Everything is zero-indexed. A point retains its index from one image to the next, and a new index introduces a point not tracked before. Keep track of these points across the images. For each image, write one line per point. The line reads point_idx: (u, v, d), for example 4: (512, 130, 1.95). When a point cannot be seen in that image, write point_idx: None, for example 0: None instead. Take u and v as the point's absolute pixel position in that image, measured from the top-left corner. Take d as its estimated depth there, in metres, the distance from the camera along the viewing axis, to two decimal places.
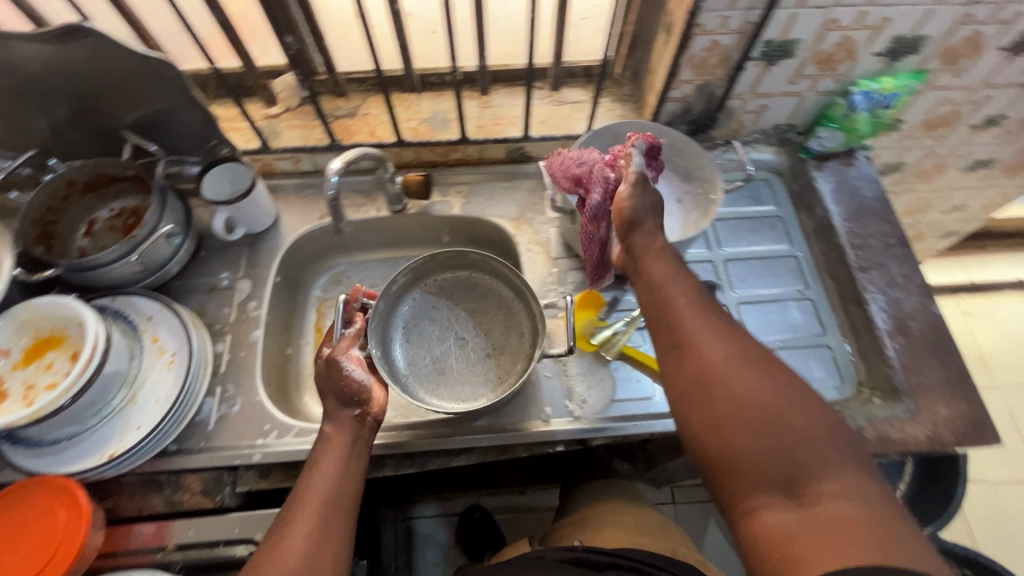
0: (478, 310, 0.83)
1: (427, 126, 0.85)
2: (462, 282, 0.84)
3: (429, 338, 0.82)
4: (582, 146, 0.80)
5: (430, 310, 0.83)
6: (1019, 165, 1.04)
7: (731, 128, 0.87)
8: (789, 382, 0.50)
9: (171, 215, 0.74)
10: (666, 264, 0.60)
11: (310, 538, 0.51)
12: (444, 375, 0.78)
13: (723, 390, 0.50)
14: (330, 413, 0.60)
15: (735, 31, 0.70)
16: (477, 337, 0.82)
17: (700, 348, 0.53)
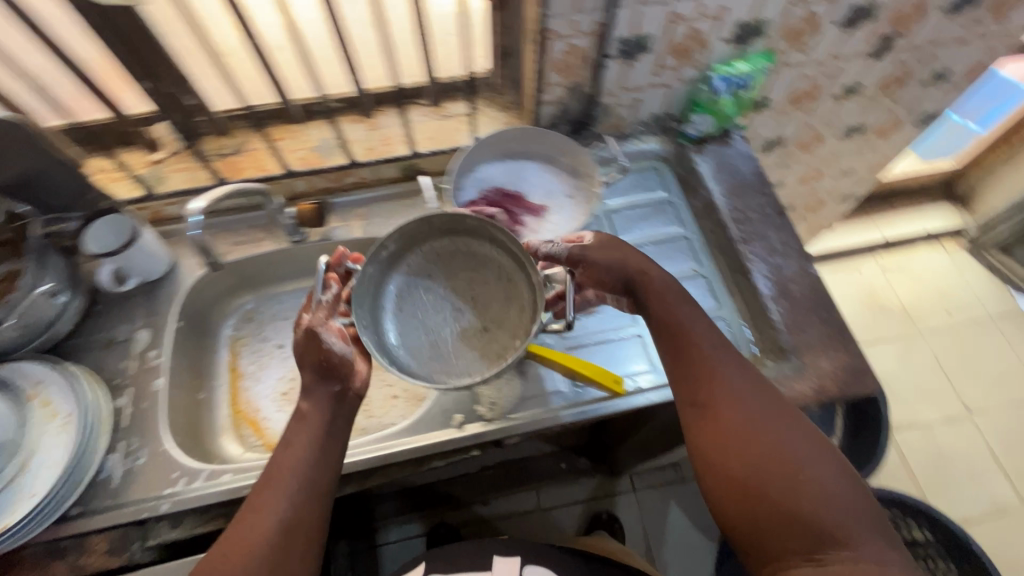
0: (477, 280, 0.74)
1: (315, 154, 0.86)
2: (458, 252, 0.76)
3: (424, 311, 0.74)
4: (469, 157, 0.83)
5: (426, 281, 0.75)
6: (889, 127, 1.13)
7: (611, 123, 0.91)
8: (811, 442, 0.54)
9: (52, 274, 0.73)
10: (686, 316, 0.64)
11: (283, 515, 0.54)
12: (436, 353, 0.72)
13: (744, 447, 0.54)
14: (308, 388, 0.61)
15: (587, 33, 0.74)
16: (475, 309, 0.73)
17: (720, 407, 0.57)
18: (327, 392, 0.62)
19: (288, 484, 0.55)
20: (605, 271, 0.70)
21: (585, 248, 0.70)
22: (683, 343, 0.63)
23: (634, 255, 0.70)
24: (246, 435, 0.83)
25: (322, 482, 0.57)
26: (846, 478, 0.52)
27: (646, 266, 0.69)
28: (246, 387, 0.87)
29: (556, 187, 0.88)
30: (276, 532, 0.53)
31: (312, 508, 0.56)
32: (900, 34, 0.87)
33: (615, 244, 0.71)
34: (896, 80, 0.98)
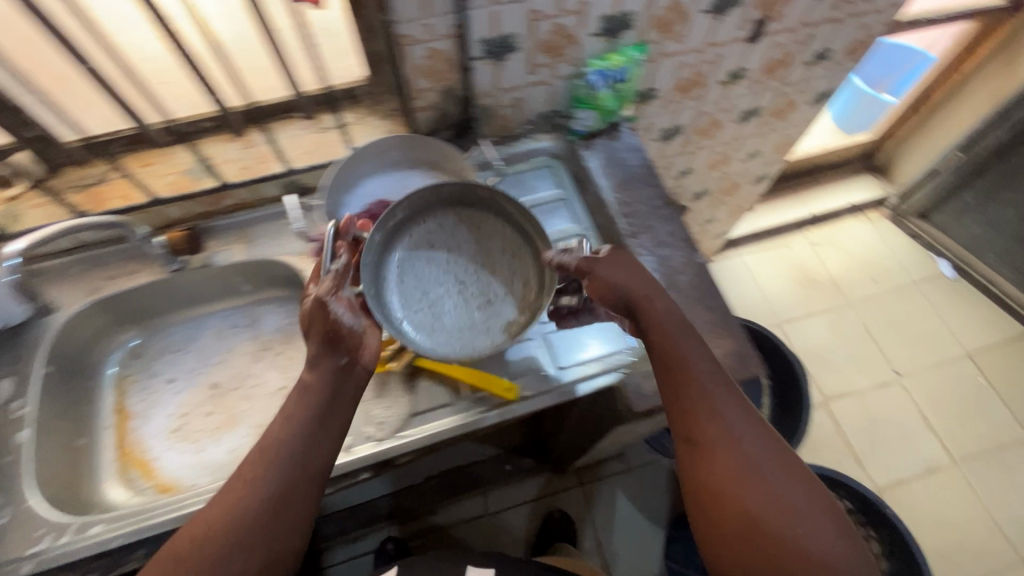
0: (477, 255, 0.74)
1: (186, 178, 0.83)
2: (462, 224, 0.74)
3: (426, 281, 0.72)
4: (344, 167, 0.79)
5: (427, 252, 0.73)
6: (784, 108, 1.15)
7: (497, 125, 0.90)
8: (805, 490, 0.55)
9: None
10: (678, 350, 0.63)
11: (270, 495, 0.52)
12: (436, 327, 0.70)
13: (736, 495, 0.55)
14: (317, 356, 0.60)
15: (446, 36, 0.72)
16: (478, 281, 0.73)
17: (717, 451, 0.57)
18: (333, 365, 0.60)
19: (279, 464, 0.53)
20: (616, 290, 0.66)
21: (600, 265, 0.67)
22: (682, 381, 0.61)
23: (643, 280, 0.67)
24: (134, 479, 0.79)
25: (312, 462, 0.55)
26: (838, 530, 0.53)
27: (651, 294, 0.66)
28: (134, 428, 0.83)
29: None
30: (262, 514, 0.51)
31: (301, 491, 0.54)
32: (772, 18, 0.88)
33: (632, 265, 0.68)
34: (779, 63, 1.00)
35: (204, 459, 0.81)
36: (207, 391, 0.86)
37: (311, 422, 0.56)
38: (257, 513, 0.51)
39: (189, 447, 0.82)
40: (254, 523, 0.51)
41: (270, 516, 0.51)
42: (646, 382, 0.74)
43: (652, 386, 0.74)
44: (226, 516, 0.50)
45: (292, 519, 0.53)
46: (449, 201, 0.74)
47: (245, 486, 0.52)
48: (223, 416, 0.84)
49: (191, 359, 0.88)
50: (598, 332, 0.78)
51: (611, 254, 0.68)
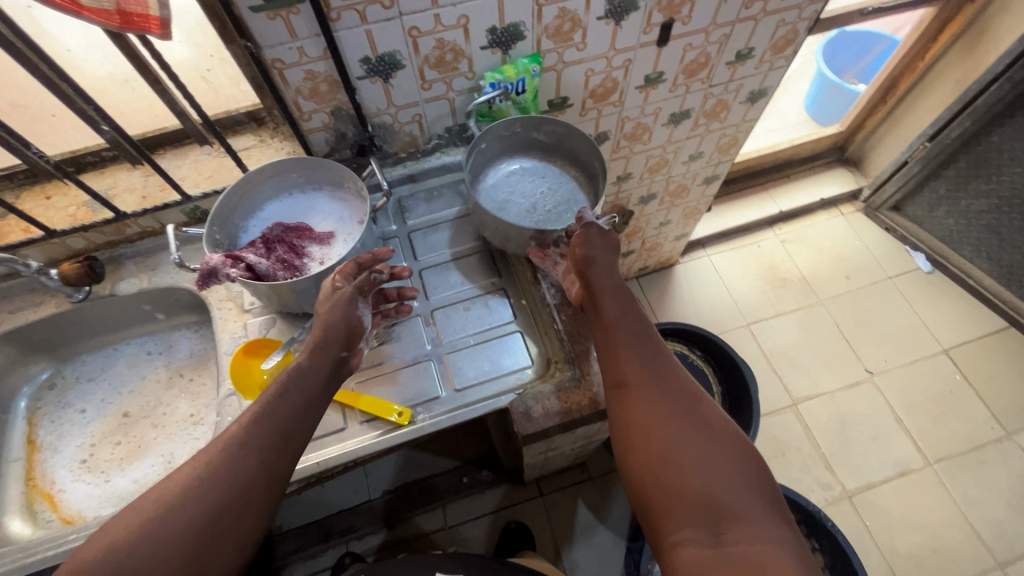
0: (565, 198, 0.85)
1: (86, 209, 0.83)
2: (564, 180, 0.88)
3: (520, 192, 0.86)
4: (234, 192, 0.79)
5: (534, 177, 0.88)
6: (716, 109, 1.12)
7: (402, 142, 0.89)
8: (720, 429, 0.56)
9: None
10: (618, 304, 0.67)
11: (249, 468, 0.54)
12: (500, 208, 0.83)
13: (655, 430, 0.56)
14: (329, 340, 0.65)
15: (320, 58, 0.71)
16: (551, 211, 0.84)
17: (641, 392, 0.59)
18: (336, 354, 0.65)
19: (263, 438, 0.56)
20: (590, 255, 0.70)
21: (589, 231, 0.71)
22: (616, 338, 0.64)
23: (609, 253, 0.72)
24: (40, 512, 0.80)
25: (294, 444, 0.58)
26: (746, 463, 0.54)
27: (609, 264, 0.71)
28: (44, 459, 0.83)
29: (346, 213, 0.84)
30: (239, 480, 0.53)
31: (277, 473, 0.56)
32: (676, 21, 0.86)
33: (608, 240, 0.72)
34: (698, 65, 0.97)
35: (109, 490, 0.81)
36: (117, 421, 0.86)
37: (297, 410, 0.59)
38: (232, 480, 0.53)
39: (96, 477, 0.82)
40: (227, 492, 0.52)
41: (244, 487, 0.53)
42: (538, 405, 0.75)
43: (543, 408, 0.75)
44: (200, 478, 0.52)
45: (264, 498, 0.54)
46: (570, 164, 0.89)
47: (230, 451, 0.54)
48: (131, 446, 0.84)
49: (106, 390, 0.89)
50: (498, 352, 0.79)
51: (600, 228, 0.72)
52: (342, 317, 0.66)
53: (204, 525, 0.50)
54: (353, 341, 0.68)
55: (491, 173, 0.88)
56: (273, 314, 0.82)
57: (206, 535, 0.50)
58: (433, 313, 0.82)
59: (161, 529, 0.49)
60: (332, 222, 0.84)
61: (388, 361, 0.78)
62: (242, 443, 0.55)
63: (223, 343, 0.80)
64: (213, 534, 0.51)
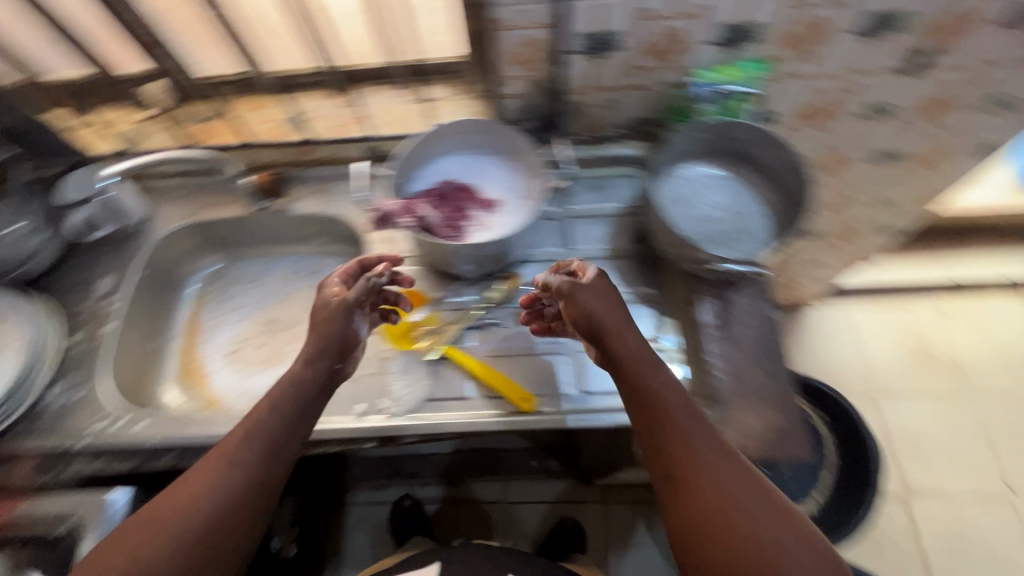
0: (747, 230, 0.75)
1: (283, 127, 0.89)
2: (759, 215, 0.76)
3: (712, 196, 0.77)
4: (421, 144, 0.81)
5: (733, 192, 0.77)
6: (937, 157, 0.96)
7: (585, 123, 0.85)
8: (777, 508, 0.52)
9: (32, 217, 0.81)
10: (654, 373, 0.58)
11: (222, 502, 0.53)
12: (678, 199, 0.76)
13: (723, 524, 0.51)
14: (317, 353, 0.63)
15: (544, 25, 0.68)
16: (726, 236, 0.74)
17: (698, 480, 0.53)
18: (329, 367, 0.63)
19: (236, 473, 0.55)
20: (596, 310, 0.62)
21: (587, 287, 0.63)
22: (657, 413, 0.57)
23: (615, 302, 0.63)
24: (189, 387, 0.89)
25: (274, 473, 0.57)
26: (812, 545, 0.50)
27: (619, 321, 0.61)
28: (200, 342, 0.93)
29: (515, 184, 0.84)
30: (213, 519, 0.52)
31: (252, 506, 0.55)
32: (940, 51, 0.73)
33: (608, 287, 0.64)
34: (940, 104, 0.83)
35: (248, 386, 0.89)
36: (264, 326, 0.93)
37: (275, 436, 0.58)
38: (220, 500, 0.53)
39: (238, 371, 0.90)
40: (216, 513, 0.53)
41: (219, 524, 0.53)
42: None
43: None
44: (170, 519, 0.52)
45: (255, 515, 0.55)
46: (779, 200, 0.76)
47: (219, 471, 0.55)
48: (271, 351, 0.91)
49: (259, 295, 0.96)
50: None
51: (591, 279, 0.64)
52: (337, 330, 0.64)
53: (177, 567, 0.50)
54: (346, 353, 0.66)
55: (687, 164, 0.79)
56: (423, 267, 0.84)
57: (198, 556, 0.51)
58: None
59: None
60: (502, 191, 0.84)
61: (525, 342, 0.78)
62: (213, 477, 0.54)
63: None
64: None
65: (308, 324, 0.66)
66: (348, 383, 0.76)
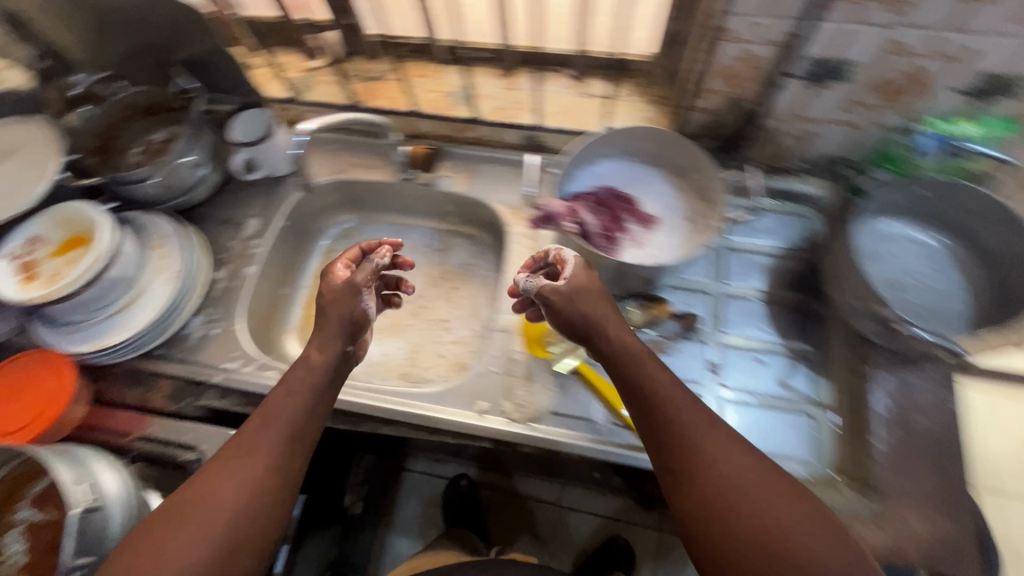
0: (944, 309, 0.66)
1: (447, 99, 0.86)
2: (960, 305, 0.66)
3: (913, 262, 0.69)
4: (589, 144, 0.76)
5: (937, 268, 0.68)
6: None
7: (769, 151, 0.78)
8: (789, 490, 0.48)
9: (201, 149, 0.84)
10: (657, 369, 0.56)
11: (226, 511, 0.49)
12: (875, 249, 0.69)
13: (731, 514, 0.47)
14: (326, 335, 0.63)
15: (771, 41, 0.61)
16: (915, 310, 0.66)
17: (701, 469, 0.49)
18: (342, 350, 0.63)
19: (244, 478, 0.51)
20: (587, 309, 0.61)
21: (572, 289, 0.63)
22: (654, 403, 0.54)
23: (597, 296, 0.63)
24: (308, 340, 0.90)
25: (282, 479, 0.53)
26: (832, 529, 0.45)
27: (605, 317, 0.61)
28: None
29: (676, 203, 0.78)
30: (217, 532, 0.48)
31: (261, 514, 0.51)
32: None
33: (588, 274, 0.65)
34: None
35: None
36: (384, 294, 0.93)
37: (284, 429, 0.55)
38: (236, 499, 0.50)
39: None
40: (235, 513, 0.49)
41: (226, 536, 0.48)
42: None
43: None
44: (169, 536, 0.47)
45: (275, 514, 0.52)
46: (990, 294, 0.65)
47: (234, 469, 0.51)
48: (390, 321, 0.91)
49: None
50: (778, 428, 0.69)
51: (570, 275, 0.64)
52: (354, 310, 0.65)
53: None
54: (355, 334, 0.67)
55: (886, 220, 0.71)
56: None
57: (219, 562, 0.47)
58: (723, 348, 0.74)
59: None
60: (662, 208, 0.78)
61: None
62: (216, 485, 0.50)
63: (510, 278, 0.81)
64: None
65: (315, 304, 0.66)
66: (472, 377, 0.74)
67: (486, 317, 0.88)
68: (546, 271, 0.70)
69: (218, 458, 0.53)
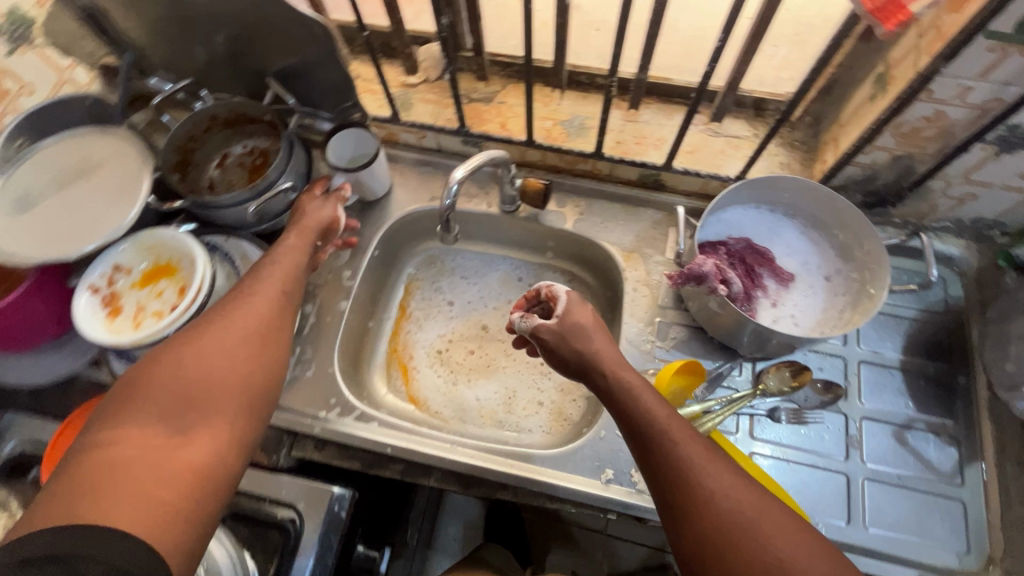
0: None
1: (561, 129, 0.80)
2: None
3: None
4: (726, 194, 0.70)
5: None
6: None
7: (917, 208, 0.72)
8: (782, 520, 0.45)
9: (293, 170, 0.76)
10: (654, 397, 0.52)
11: (242, 339, 0.55)
12: None
13: (727, 543, 0.44)
14: (302, 227, 0.68)
15: (973, 105, 0.56)
16: None
17: (694, 500, 0.46)
18: (313, 240, 0.68)
19: (246, 319, 0.57)
20: (582, 346, 0.57)
21: (564, 324, 0.59)
22: (650, 433, 0.50)
23: (597, 331, 0.59)
24: (394, 378, 0.84)
25: (282, 320, 0.60)
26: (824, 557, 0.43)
27: (605, 351, 0.57)
28: (408, 330, 0.87)
29: (813, 260, 0.73)
30: (236, 350, 0.54)
31: (268, 346, 0.57)
32: None
33: (585, 310, 0.61)
34: None
35: (455, 394, 0.83)
36: (476, 330, 0.86)
37: (278, 288, 0.61)
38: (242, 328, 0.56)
39: (445, 373, 0.84)
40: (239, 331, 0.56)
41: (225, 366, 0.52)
42: None
43: None
44: (191, 359, 0.51)
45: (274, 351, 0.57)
46: None
47: (237, 308, 0.58)
48: (482, 361, 0.85)
49: (475, 294, 0.89)
50: (929, 517, 0.64)
51: (563, 312, 0.60)
52: (322, 214, 0.70)
53: (219, 395, 0.51)
54: (326, 236, 0.72)
55: None
56: (688, 325, 0.75)
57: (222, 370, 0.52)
58: (862, 421, 0.69)
59: (164, 410, 0.48)
60: (801, 264, 0.72)
61: (797, 446, 0.68)
62: (225, 324, 0.55)
63: (628, 330, 0.75)
64: (227, 407, 0.51)
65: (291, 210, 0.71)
66: (592, 442, 0.69)
67: None
68: (541, 309, 0.66)
69: (210, 315, 0.57)
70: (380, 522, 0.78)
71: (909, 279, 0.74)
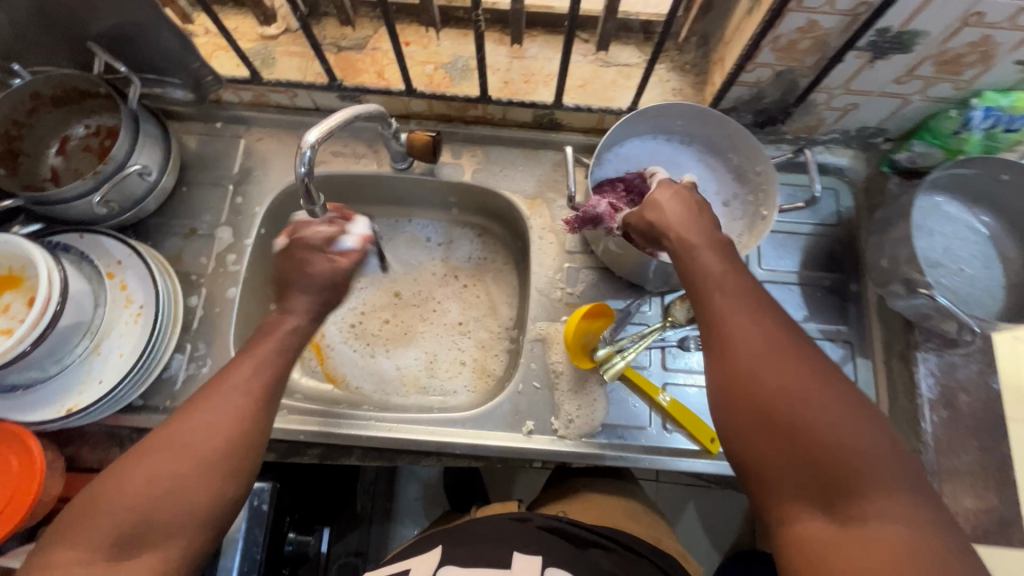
0: (981, 290, 0.65)
1: (443, 73, 0.74)
2: (997, 287, 0.66)
3: (959, 238, 0.67)
4: (619, 129, 0.67)
5: (981, 243, 0.67)
6: None
7: (805, 123, 0.72)
8: (823, 380, 0.40)
9: (144, 150, 0.67)
10: (716, 250, 0.48)
11: (206, 459, 0.43)
12: (926, 225, 0.67)
13: (752, 385, 0.40)
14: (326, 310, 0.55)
15: (843, 12, 0.54)
16: (955, 286, 0.65)
17: (728, 343, 0.42)
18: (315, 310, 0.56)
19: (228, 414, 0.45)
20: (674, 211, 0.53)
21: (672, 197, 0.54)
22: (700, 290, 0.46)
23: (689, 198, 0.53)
24: (307, 358, 0.80)
25: (263, 418, 0.47)
26: (867, 416, 0.38)
27: (679, 211, 0.52)
28: None
29: (710, 187, 0.72)
30: (203, 455, 0.43)
31: (227, 473, 0.44)
32: None
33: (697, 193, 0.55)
34: None
35: (373, 366, 0.80)
36: (388, 298, 0.83)
37: (253, 397, 0.47)
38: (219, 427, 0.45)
39: (361, 346, 0.81)
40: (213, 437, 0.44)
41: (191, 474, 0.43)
42: None
43: None
44: (138, 479, 0.41)
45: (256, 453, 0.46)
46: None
47: (217, 400, 0.46)
48: (398, 329, 0.81)
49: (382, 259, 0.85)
50: None
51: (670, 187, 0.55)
52: (316, 275, 0.54)
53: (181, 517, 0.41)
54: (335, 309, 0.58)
55: (942, 199, 0.69)
56: (596, 266, 0.74)
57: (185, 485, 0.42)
58: None
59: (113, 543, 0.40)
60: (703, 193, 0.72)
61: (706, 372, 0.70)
62: (195, 427, 0.44)
63: (538, 280, 0.73)
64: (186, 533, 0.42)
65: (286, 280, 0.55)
66: (509, 397, 0.68)
67: (506, 316, 0.82)
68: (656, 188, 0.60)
69: (187, 405, 0.46)
70: (314, 508, 0.76)
71: (799, 195, 0.75)
